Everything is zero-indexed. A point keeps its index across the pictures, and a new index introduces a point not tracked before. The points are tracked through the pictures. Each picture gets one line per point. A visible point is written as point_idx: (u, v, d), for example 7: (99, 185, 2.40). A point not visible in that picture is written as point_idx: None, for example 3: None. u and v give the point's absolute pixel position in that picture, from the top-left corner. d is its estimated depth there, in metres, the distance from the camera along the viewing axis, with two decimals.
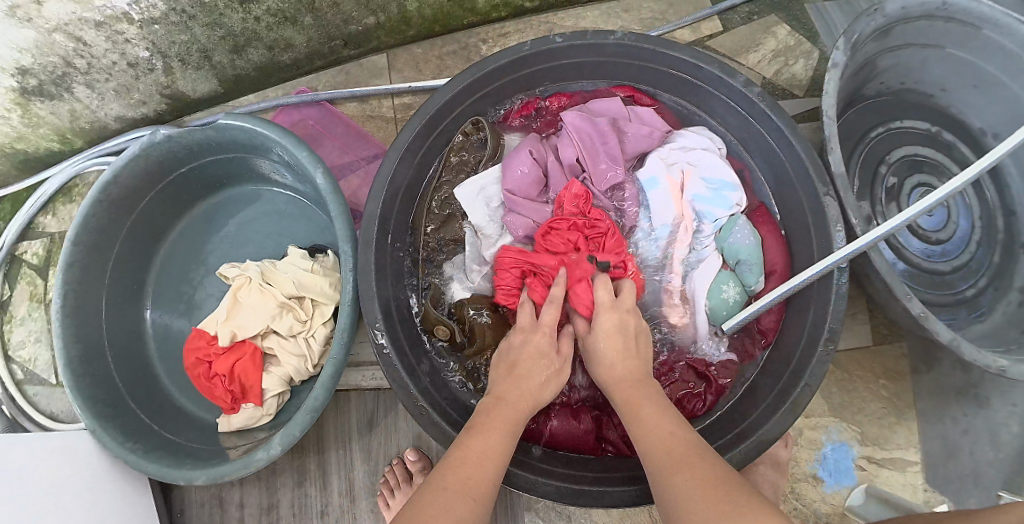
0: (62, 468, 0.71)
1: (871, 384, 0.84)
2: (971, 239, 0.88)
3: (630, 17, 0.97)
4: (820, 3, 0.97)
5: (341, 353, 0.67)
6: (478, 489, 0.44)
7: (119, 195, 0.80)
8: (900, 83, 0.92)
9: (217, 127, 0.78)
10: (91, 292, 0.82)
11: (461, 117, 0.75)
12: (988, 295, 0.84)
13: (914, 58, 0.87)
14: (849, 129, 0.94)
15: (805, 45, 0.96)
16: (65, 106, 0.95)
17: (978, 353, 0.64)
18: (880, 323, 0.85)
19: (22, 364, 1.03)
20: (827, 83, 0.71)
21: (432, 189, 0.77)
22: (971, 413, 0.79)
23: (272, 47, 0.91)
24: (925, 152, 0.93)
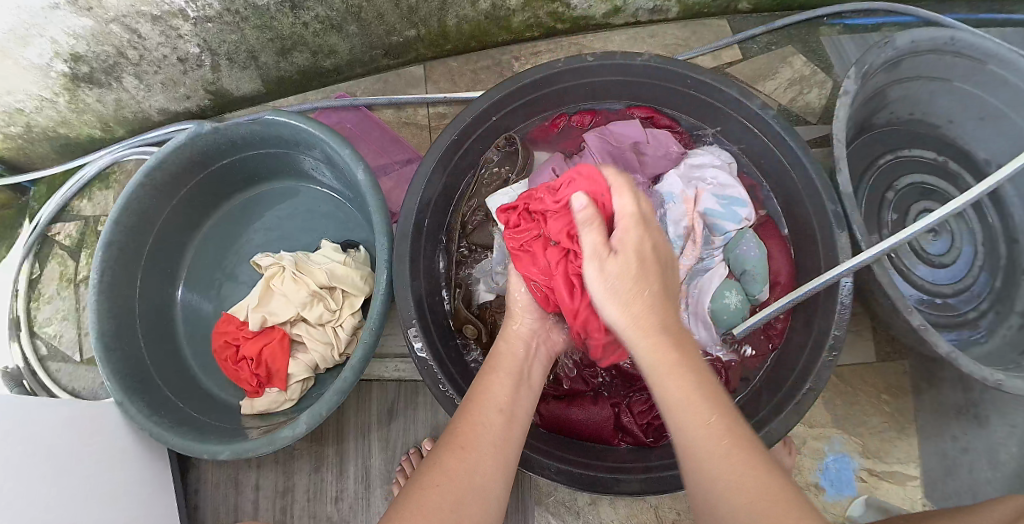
0: (87, 436, 0.74)
1: (874, 397, 0.89)
2: (974, 264, 0.93)
3: (655, 42, 1.03)
4: (836, 37, 1.03)
5: (371, 340, 0.71)
6: (489, 433, 0.50)
7: (162, 179, 0.85)
8: (909, 113, 0.99)
9: (261, 122, 0.83)
10: (126, 271, 0.85)
11: (492, 132, 0.81)
12: (988, 318, 0.90)
13: (921, 89, 0.93)
14: (859, 158, 1.02)
15: (820, 76, 1.02)
16: (112, 94, 1.00)
17: (976, 366, 0.68)
18: (884, 339, 0.91)
19: (46, 341, 1.06)
20: (839, 105, 0.78)
21: (465, 197, 0.82)
22: (970, 432, 0.82)
23: (316, 53, 0.96)
24: (932, 180, 0.99)
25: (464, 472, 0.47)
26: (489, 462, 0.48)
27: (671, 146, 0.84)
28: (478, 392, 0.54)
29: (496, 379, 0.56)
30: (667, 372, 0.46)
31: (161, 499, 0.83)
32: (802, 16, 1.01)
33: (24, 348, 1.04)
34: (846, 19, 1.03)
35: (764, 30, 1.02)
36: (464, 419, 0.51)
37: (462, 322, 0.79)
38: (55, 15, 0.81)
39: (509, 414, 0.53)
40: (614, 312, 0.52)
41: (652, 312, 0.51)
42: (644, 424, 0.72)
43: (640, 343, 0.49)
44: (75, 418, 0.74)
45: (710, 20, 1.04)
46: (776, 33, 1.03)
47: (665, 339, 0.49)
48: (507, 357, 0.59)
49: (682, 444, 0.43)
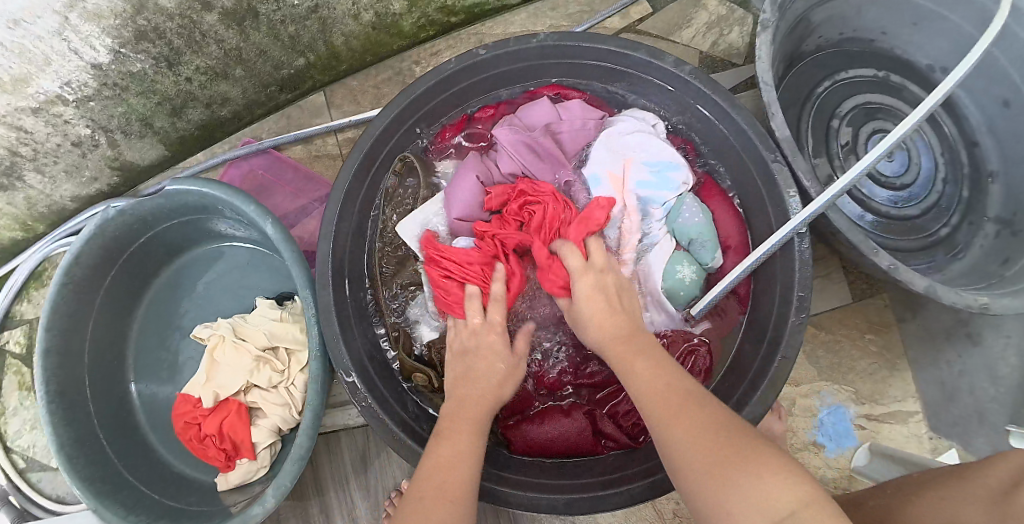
0: None
1: (860, 340, 0.89)
2: (937, 179, 0.93)
3: (557, 14, 0.98)
4: None
5: (319, 397, 0.68)
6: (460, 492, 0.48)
7: (84, 276, 0.81)
8: (840, 33, 0.95)
9: (166, 195, 0.79)
10: (71, 374, 0.82)
11: (391, 156, 0.77)
12: (962, 231, 0.89)
13: (844, 6, 0.89)
14: (799, 87, 0.96)
15: (738, 12, 0.98)
16: (18, 194, 0.96)
17: (954, 294, 0.67)
18: (858, 279, 0.90)
19: (22, 454, 1.04)
20: (758, 39, 0.74)
21: (381, 229, 0.79)
22: (964, 354, 0.80)
23: (210, 104, 0.92)
24: (876, 97, 0.96)
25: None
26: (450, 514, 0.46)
27: (588, 115, 0.81)
28: (429, 456, 0.52)
29: (455, 429, 0.55)
30: (667, 390, 0.48)
31: None
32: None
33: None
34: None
35: None
36: (426, 479, 0.50)
37: (410, 370, 0.74)
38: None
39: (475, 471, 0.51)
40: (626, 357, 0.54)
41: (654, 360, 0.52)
42: (624, 428, 0.71)
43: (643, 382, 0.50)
44: None
45: None
46: None
47: (653, 357, 0.52)
48: (470, 404, 0.57)
49: (671, 454, 0.44)
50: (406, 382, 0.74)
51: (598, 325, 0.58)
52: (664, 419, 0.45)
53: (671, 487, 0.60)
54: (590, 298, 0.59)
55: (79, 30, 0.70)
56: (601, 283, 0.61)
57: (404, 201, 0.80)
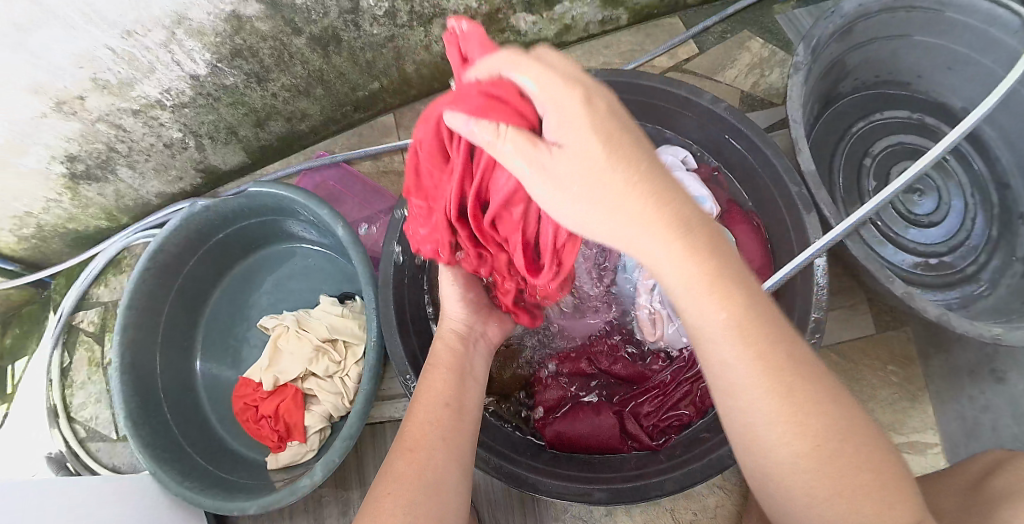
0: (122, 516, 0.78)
1: (880, 369, 0.95)
2: (968, 217, 1.00)
3: (611, 51, 1.11)
4: (790, 12, 1.12)
5: (371, 383, 0.75)
6: (438, 432, 0.54)
7: (165, 262, 0.90)
8: (876, 76, 1.07)
9: (247, 194, 0.89)
10: (143, 351, 0.91)
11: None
12: (990, 269, 0.96)
13: (881, 49, 1.01)
14: (834, 125, 1.10)
15: (780, 54, 1.10)
16: (110, 186, 1.07)
17: (970, 325, 0.73)
18: (882, 311, 0.98)
19: (84, 424, 1.13)
20: (791, 79, 0.85)
21: None
22: (988, 390, 0.85)
23: (290, 118, 1.02)
24: (910, 139, 1.07)
25: (416, 471, 0.50)
26: (436, 456, 0.52)
27: None
28: (420, 394, 0.59)
29: (439, 375, 0.61)
30: (694, 279, 0.40)
31: None
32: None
33: (64, 433, 1.11)
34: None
35: (717, 19, 1.10)
36: (412, 421, 0.55)
37: None
38: (45, 122, 0.86)
39: (454, 408, 0.57)
40: (628, 229, 0.41)
41: (710, 264, 0.40)
42: (647, 429, 0.79)
43: (659, 251, 0.40)
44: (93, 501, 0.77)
45: (662, 22, 1.13)
46: (731, 19, 1.12)
47: (745, 305, 0.41)
48: (443, 354, 0.64)
49: (753, 436, 0.41)
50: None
51: (661, 269, 0.41)
52: (775, 417, 0.40)
53: (679, 487, 0.66)
54: (663, 217, 0.40)
55: (183, 44, 0.81)
56: (659, 177, 0.41)
57: None
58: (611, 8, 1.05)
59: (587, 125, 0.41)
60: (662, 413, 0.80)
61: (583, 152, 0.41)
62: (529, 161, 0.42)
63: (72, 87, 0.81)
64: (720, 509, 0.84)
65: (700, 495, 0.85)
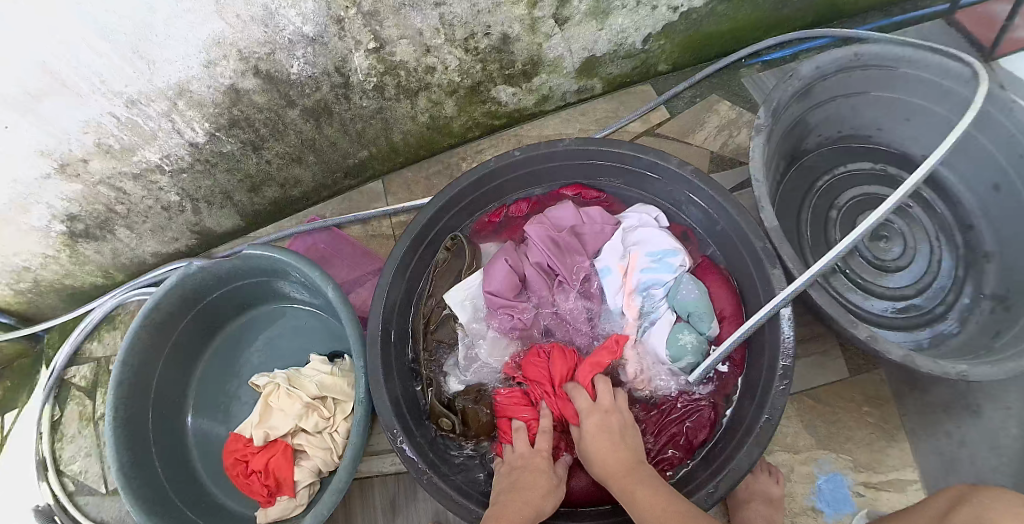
0: None
1: (856, 412, 1.02)
2: (934, 259, 1.10)
3: (587, 118, 1.20)
4: (755, 75, 1.26)
5: (359, 440, 0.79)
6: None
7: (161, 318, 0.95)
8: (839, 131, 1.21)
9: (241, 257, 0.94)
10: (135, 406, 0.94)
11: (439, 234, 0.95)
12: (956, 309, 1.05)
13: (839, 108, 1.14)
14: (804, 178, 1.22)
15: (746, 114, 1.22)
16: (108, 245, 1.12)
17: (934, 364, 0.82)
18: (854, 354, 1.06)
19: (73, 477, 1.15)
20: (750, 140, 0.96)
21: (426, 295, 0.94)
22: (963, 424, 0.97)
23: (283, 185, 1.09)
24: (875, 189, 1.19)
25: None
26: None
27: (605, 219, 0.98)
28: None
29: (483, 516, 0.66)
30: (609, 469, 0.71)
31: None
32: (719, 66, 1.23)
33: (52, 487, 1.13)
34: (762, 57, 1.27)
35: (688, 84, 1.22)
36: None
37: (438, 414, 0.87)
38: (48, 184, 0.91)
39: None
40: (595, 454, 0.73)
41: (624, 457, 0.71)
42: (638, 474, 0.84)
43: (592, 449, 0.74)
44: None
45: (635, 89, 1.25)
46: (699, 84, 1.25)
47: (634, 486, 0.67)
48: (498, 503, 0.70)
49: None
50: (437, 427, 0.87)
51: (602, 460, 0.72)
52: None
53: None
54: (596, 435, 0.74)
55: (183, 114, 0.87)
56: (605, 422, 0.76)
57: (450, 270, 0.95)
58: (585, 79, 1.15)
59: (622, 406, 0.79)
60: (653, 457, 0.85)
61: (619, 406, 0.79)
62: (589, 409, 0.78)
63: (76, 150, 0.87)
64: None
65: None
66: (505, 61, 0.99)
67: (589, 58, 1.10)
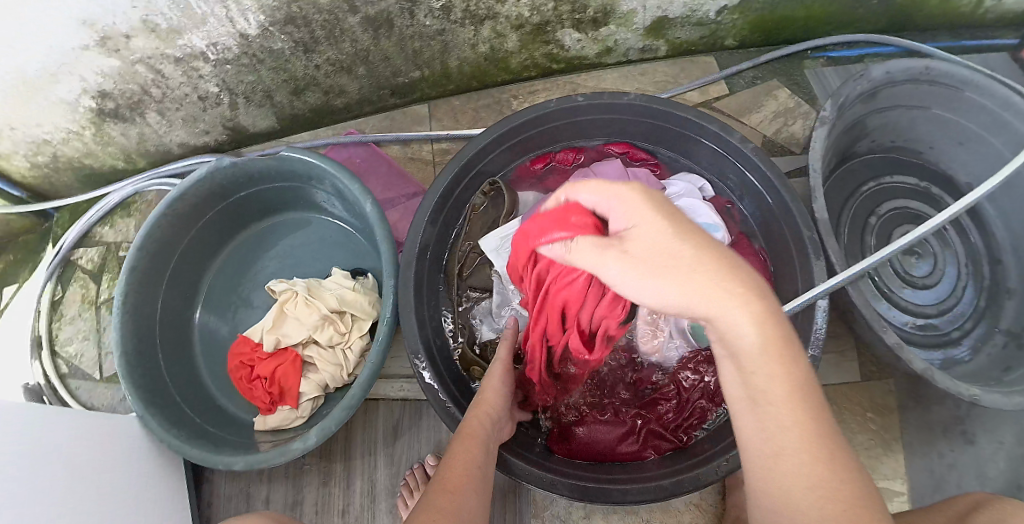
0: (101, 451, 0.79)
1: (859, 415, 0.99)
2: (958, 285, 1.06)
3: (646, 79, 1.15)
4: (819, 69, 1.18)
5: (378, 359, 0.77)
6: (471, 483, 0.57)
7: (184, 210, 0.92)
8: (892, 141, 1.14)
9: (277, 158, 0.90)
10: (147, 295, 0.92)
11: (478, 178, 0.88)
12: (972, 336, 1.03)
13: (902, 117, 1.07)
14: (848, 181, 1.15)
15: (805, 106, 1.16)
16: (135, 128, 1.07)
17: (950, 382, 0.80)
18: (868, 361, 1.02)
19: (66, 359, 1.13)
20: (815, 131, 0.90)
21: (460, 240, 0.89)
22: (957, 448, 0.95)
23: (326, 92, 1.05)
24: (915, 204, 1.14)
25: (454, 510, 0.53)
26: (471, 501, 0.55)
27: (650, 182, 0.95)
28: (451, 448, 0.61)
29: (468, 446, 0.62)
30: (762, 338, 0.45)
31: (168, 512, 0.88)
32: (786, 51, 1.15)
33: (44, 365, 1.10)
34: (828, 52, 1.18)
35: (750, 64, 1.15)
36: (449, 468, 0.58)
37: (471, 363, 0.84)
38: (86, 55, 0.87)
39: (484, 470, 0.60)
40: (695, 296, 0.47)
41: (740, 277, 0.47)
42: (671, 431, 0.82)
43: (696, 293, 0.47)
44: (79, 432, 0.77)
45: (696, 58, 1.18)
46: (761, 67, 1.17)
47: (778, 335, 0.46)
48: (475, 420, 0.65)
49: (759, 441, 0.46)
50: (466, 373, 0.84)
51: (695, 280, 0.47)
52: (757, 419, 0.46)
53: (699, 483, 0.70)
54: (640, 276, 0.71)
55: (239, 2, 0.82)
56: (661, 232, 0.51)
57: (484, 219, 0.90)
58: (652, 39, 1.10)
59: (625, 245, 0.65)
60: (682, 415, 0.83)
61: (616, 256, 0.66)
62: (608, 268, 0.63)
63: (121, 24, 0.83)
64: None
65: (676, 510, 0.89)
66: (578, 6, 0.94)
67: (661, 18, 1.04)
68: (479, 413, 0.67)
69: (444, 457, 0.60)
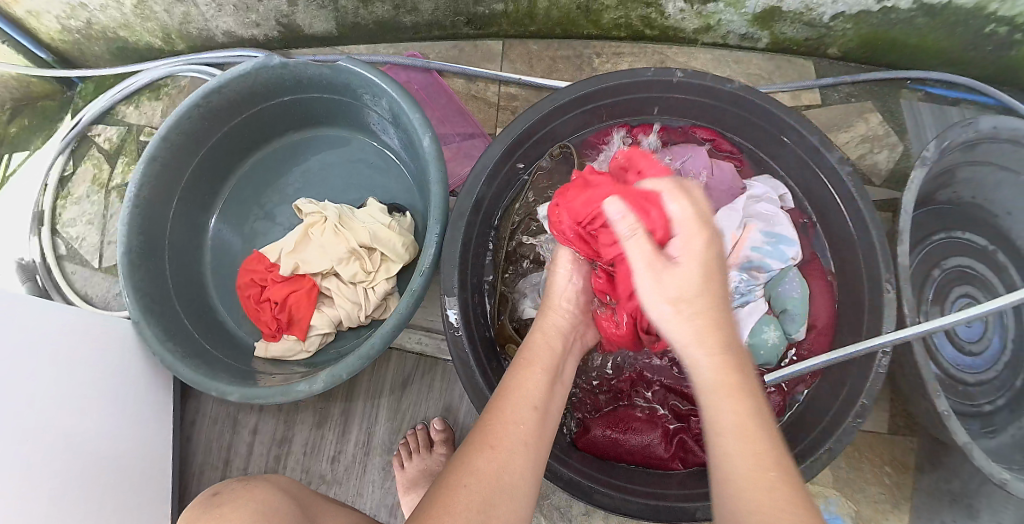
0: (91, 350, 0.73)
1: (878, 468, 0.90)
2: (1000, 362, 0.90)
3: (738, 68, 1.00)
4: (914, 103, 1.00)
5: (406, 312, 0.69)
6: (521, 432, 0.49)
7: (219, 105, 0.82)
8: (972, 196, 0.96)
9: (332, 67, 0.80)
10: (164, 193, 0.84)
11: (551, 139, 0.79)
12: (1002, 414, 0.87)
13: (988, 175, 0.91)
14: (915, 227, 1.01)
15: (893, 138, 0.99)
16: (180, 7, 0.98)
17: (988, 463, 0.69)
18: (899, 415, 0.90)
19: (67, 241, 1.05)
20: (913, 173, 0.78)
21: (512, 203, 0.80)
22: (959, 522, 0.83)
23: (398, 7, 0.93)
24: (978, 267, 0.96)
25: (494, 470, 0.46)
26: (519, 461, 0.48)
27: (734, 181, 0.83)
28: (505, 388, 0.53)
29: (531, 376, 0.55)
30: (692, 318, 0.47)
31: (154, 427, 0.83)
32: (886, 75, 0.98)
33: (43, 243, 1.03)
34: (928, 86, 0.99)
35: (850, 79, 0.99)
36: (498, 412, 0.50)
37: (507, 339, 0.77)
38: None
39: (540, 415, 0.52)
40: (687, 331, 0.47)
41: (713, 296, 0.48)
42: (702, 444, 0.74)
43: (662, 305, 0.48)
44: (81, 326, 0.73)
45: (797, 58, 1.01)
46: (861, 84, 1.00)
47: (732, 361, 0.45)
48: (541, 350, 0.58)
49: (723, 469, 0.41)
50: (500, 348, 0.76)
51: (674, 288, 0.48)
52: (716, 391, 0.44)
53: None
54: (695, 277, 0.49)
55: None
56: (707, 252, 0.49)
57: (550, 181, 0.83)
58: (757, 27, 0.94)
59: (699, 230, 0.49)
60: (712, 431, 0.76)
61: (689, 270, 0.48)
62: (647, 267, 0.49)
63: None
64: None
65: None
66: None
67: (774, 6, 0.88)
68: (545, 339, 0.60)
69: (501, 390, 0.53)
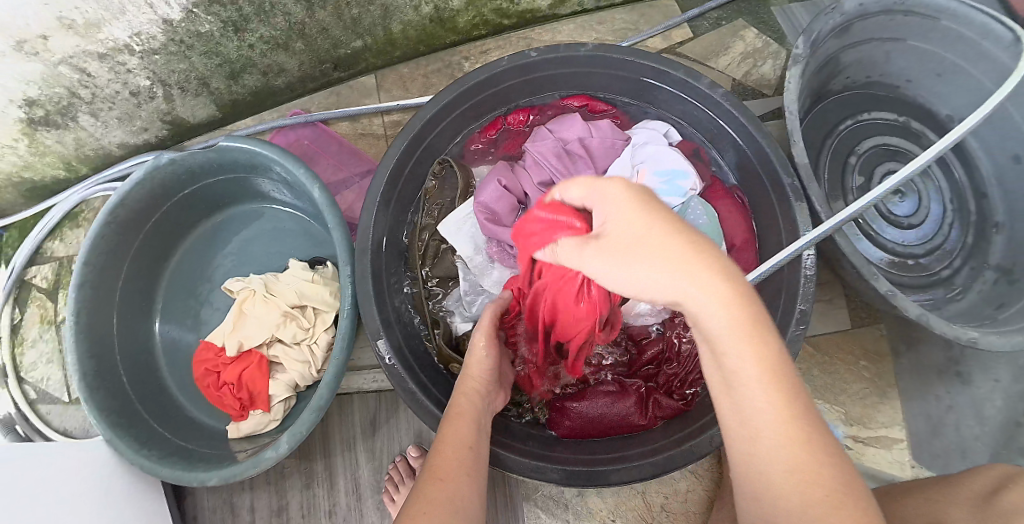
0: (79, 475, 0.75)
1: (853, 366, 0.93)
2: (944, 222, 0.94)
3: (605, 28, 1.03)
4: (786, 6, 1.04)
5: (342, 354, 0.72)
6: (461, 462, 0.53)
7: (127, 216, 0.85)
8: (867, 76, 0.98)
9: (217, 150, 0.83)
10: (102, 312, 0.86)
11: (433, 151, 0.82)
12: (963, 274, 0.91)
13: (877, 52, 0.93)
14: (819, 124, 1.00)
15: (773, 46, 1.02)
16: (71, 134, 0.99)
17: (947, 326, 0.70)
18: (858, 307, 0.95)
19: (34, 385, 1.06)
20: (788, 71, 0.78)
21: (415, 229, 0.83)
22: (952, 390, 0.85)
23: (265, 73, 0.96)
24: (894, 141, 0.99)
25: (447, 500, 0.49)
26: (466, 488, 0.51)
27: (614, 133, 0.87)
28: (441, 439, 0.55)
29: (461, 419, 0.58)
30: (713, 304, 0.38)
31: None
32: None
33: (12, 394, 1.04)
34: None
35: (714, 4, 1.02)
36: (440, 454, 0.54)
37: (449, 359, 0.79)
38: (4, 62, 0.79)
39: (477, 452, 0.55)
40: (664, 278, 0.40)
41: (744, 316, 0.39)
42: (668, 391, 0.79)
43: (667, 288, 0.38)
44: (62, 460, 0.75)
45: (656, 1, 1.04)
46: (725, 7, 1.04)
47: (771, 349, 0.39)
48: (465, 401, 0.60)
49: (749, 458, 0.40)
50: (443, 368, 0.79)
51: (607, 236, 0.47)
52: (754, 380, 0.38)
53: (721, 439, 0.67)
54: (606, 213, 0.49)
55: None
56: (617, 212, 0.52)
57: (441, 196, 0.86)
58: None
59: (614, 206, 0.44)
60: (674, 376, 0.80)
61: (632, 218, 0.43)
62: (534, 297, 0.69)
63: (34, 25, 0.74)
64: (691, 492, 0.86)
65: (672, 479, 0.87)
66: None
67: None
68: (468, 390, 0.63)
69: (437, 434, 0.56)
